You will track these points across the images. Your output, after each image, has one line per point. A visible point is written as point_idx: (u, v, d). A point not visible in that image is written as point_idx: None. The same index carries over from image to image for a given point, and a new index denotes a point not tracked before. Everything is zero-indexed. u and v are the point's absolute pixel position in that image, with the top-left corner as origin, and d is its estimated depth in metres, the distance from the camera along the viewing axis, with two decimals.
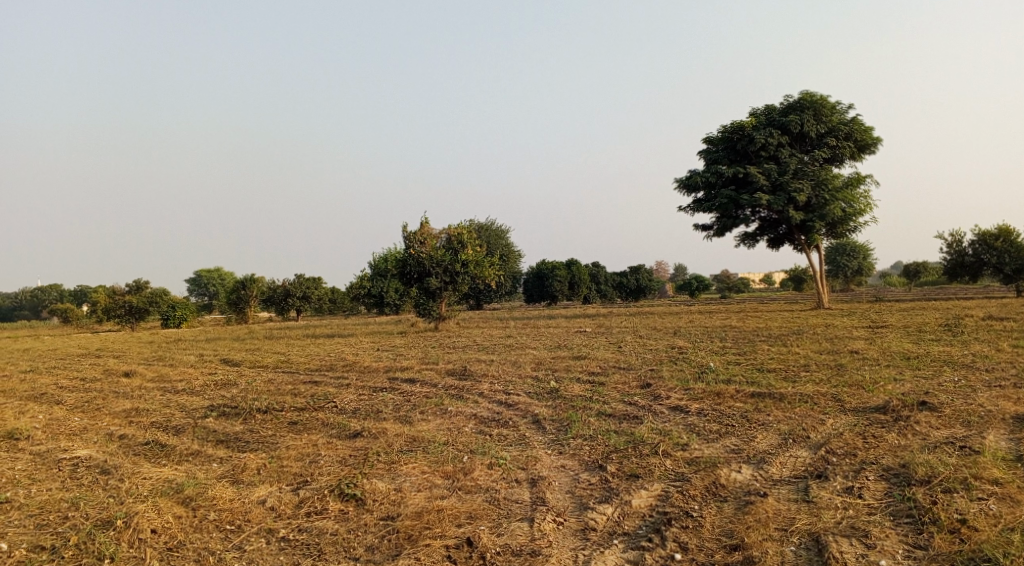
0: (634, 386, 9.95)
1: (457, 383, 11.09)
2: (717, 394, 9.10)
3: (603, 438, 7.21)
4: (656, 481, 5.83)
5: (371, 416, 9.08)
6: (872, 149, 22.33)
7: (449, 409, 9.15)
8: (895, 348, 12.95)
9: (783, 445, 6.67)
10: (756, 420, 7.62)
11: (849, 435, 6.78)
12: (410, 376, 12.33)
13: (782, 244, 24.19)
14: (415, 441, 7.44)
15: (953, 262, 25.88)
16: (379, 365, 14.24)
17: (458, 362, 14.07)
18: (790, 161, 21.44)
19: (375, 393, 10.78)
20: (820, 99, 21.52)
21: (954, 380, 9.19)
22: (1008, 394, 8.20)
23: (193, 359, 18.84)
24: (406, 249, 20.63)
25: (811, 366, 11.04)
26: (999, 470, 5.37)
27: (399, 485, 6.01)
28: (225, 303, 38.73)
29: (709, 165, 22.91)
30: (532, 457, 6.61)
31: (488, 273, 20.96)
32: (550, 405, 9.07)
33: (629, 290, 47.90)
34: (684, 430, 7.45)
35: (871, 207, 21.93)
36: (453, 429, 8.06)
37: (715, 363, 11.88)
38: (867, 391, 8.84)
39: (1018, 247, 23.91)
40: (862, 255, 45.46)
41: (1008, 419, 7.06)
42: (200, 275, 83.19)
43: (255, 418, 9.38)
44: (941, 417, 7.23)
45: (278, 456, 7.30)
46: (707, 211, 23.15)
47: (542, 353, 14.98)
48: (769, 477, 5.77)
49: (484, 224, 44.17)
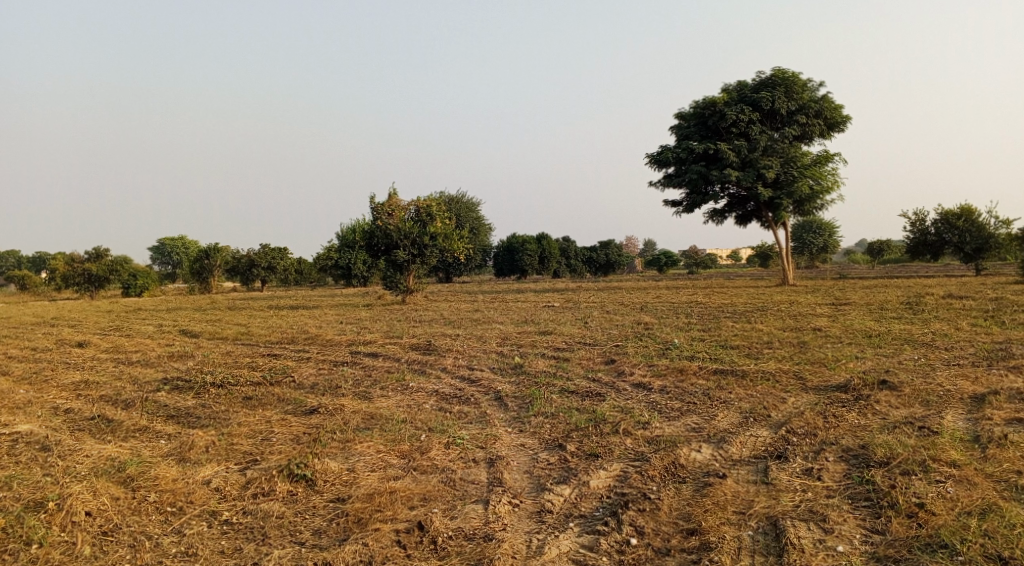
0: (598, 362, 9.87)
1: (421, 358, 10.92)
2: (681, 370, 9.06)
3: (565, 416, 7.09)
4: (615, 461, 5.73)
5: (330, 391, 8.87)
6: (841, 127, 22.43)
7: (411, 385, 8.97)
8: (858, 325, 13.09)
9: (744, 424, 6.62)
10: (718, 398, 7.57)
11: (809, 414, 6.75)
12: (373, 350, 12.12)
13: (750, 221, 24.29)
14: (373, 419, 7.26)
15: (916, 241, 26.23)
16: (343, 338, 13.97)
17: (423, 336, 13.88)
18: (760, 138, 21.43)
19: (335, 367, 10.56)
20: (791, 76, 21.44)
21: (914, 359, 9.28)
22: (967, 373, 8.28)
23: (152, 329, 18.34)
24: (373, 220, 20.24)
25: (774, 343, 11.08)
26: (957, 452, 5.36)
27: (352, 465, 5.84)
28: (188, 272, 37.90)
29: (680, 141, 22.81)
30: (490, 436, 6.46)
31: (456, 246, 20.70)
32: (513, 381, 8.94)
33: (599, 265, 48.00)
34: (645, 407, 7.37)
35: (839, 184, 22.08)
36: (413, 405, 7.89)
37: (681, 339, 11.87)
38: (829, 369, 8.88)
39: (978, 226, 24.33)
40: (827, 233, 46.12)
41: (966, 398, 7.10)
42: (164, 243, 81.53)
43: (210, 393, 9.12)
44: (901, 396, 7.25)
45: (228, 433, 7.07)
46: (676, 186, 23.10)
47: (509, 328, 14.85)
48: (729, 457, 5.71)
49: (454, 197, 43.70)
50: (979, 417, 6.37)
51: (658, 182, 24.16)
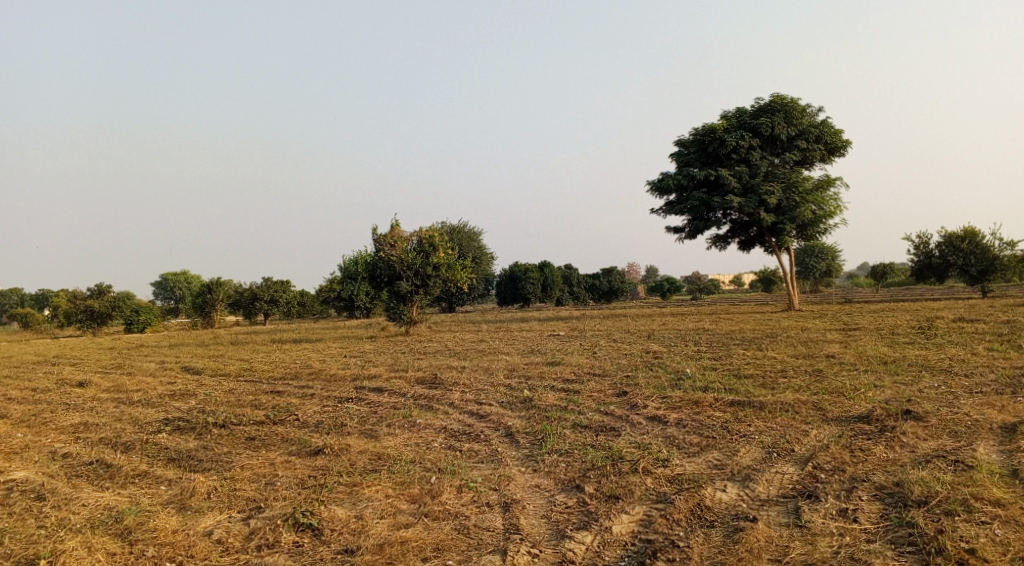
0: (609, 395, 9.57)
1: (427, 392, 10.64)
2: (696, 402, 8.77)
3: (580, 454, 6.82)
4: (638, 504, 5.47)
5: (334, 430, 8.60)
6: (842, 152, 22.36)
7: (418, 422, 8.71)
8: (871, 351, 12.78)
9: (768, 460, 6.35)
10: (737, 432, 7.30)
11: (835, 448, 6.47)
12: (378, 385, 11.83)
13: (753, 246, 24.12)
14: (380, 459, 7.00)
15: (920, 263, 26.00)
16: (347, 373, 13.71)
17: (428, 369, 13.61)
18: (761, 163, 21.34)
19: (340, 404, 10.27)
20: (791, 101, 21.38)
21: (934, 386, 8.98)
22: (992, 401, 7.97)
23: (154, 367, 18.07)
24: (376, 251, 20.09)
25: (788, 372, 10.79)
26: (1000, 489, 5.10)
27: (361, 512, 5.58)
28: (190, 307, 37.65)
29: (681, 168, 22.73)
30: (504, 476, 6.20)
31: (459, 276, 20.52)
32: (524, 416, 8.67)
33: (602, 292, 47.79)
34: (663, 443, 7.10)
35: (842, 209, 21.94)
36: (421, 444, 7.63)
37: (692, 369, 11.59)
38: (848, 399, 8.58)
39: (983, 248, 24.15)
40: (830, 257, 45.95)
41: (996, 428, 6.81)
42: (166, 279, 81.50)
43: (212, 434, 8.86)
44: (928, 427, 6.97)
45: (230, 479, 6.82)
46: (678, 213, 22.98)
47: (515, 359, 14.58)
48: (756, 497, 5.45)
49: (457, 227, 43.61)
50: (1013, 448, 6.07)
51: (660, 209, 24.04)
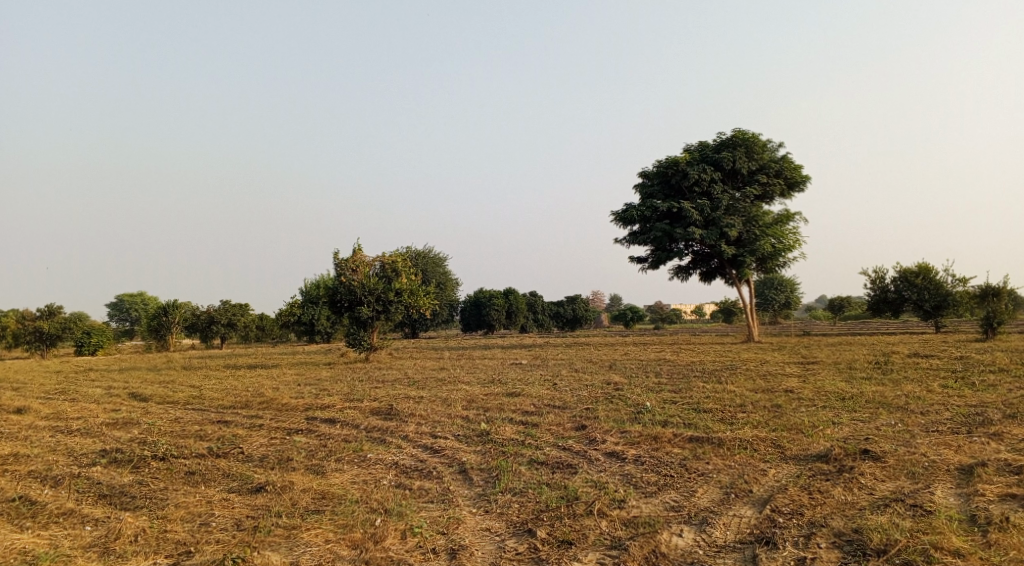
0: (568, 429, 9.35)
1: (381, 424, 10.29)
2: (655, 437, 8.60)
3: (535, 493, 6.56)
4: (590, 550, 5.34)
5: (280, 465, 8.21)
6: (802, 187, 22.72)
7: (368, 456, 8.38)
8: (829, 386, 12.80)
9: (725, 501, 6.18)
10: (695, 470, 7.15)
11: (794, 490, 6.33)
12: (330, 415, 11.41)
13: (714, 278, 24.29)
14: (324, 499, 6.72)
15: (876, 298, 26.43)
16: (300, 402, 13.24)
17: (384, 399, 13.23)
18: (722, 197, 21.56)
19: (288, 436, 9.86)
20: (752, 137, 21.71)
21: (890, 424, 8.96)
22: (948, 440, 7.93)
23: (99, 393, 17.30)
24: (337, 275, 19.70)
25: (747, 406, 10.70)
26: (959, 538, 4.99)
27: (296, 558, 5.58)
28: (144, 330, 36.47)
29: (644, 199, 22.86)
30: (452, 519, 5.98)
31: (422, 302, 20.22)
32: (479, 451, 8.38)
33: (567, 320, 48.14)
34: (621, 481, 6.88)
35: (801, 243, 22.27)
36: (369, 482, 7.31)
37: (652, 402, 11.43)
38: (806, 436, 8.49)
39: (936, 283, 24.70)
40: (789, 290, 47.39)
41: (954, 470, 6.71)
42: (122, 300, 79.50)
43: (149, 468, 8.39)
44: (886, 468, 6.87)
45: (163, 518, 6.46)
46: (641, 244, 23.05)
47: (475, 389, 14.27)
48: (713, 543, 5.32)
49: (422, 252, 43.27)
50: (971, 491, 5.95)
51: (624, 239, 24.13)
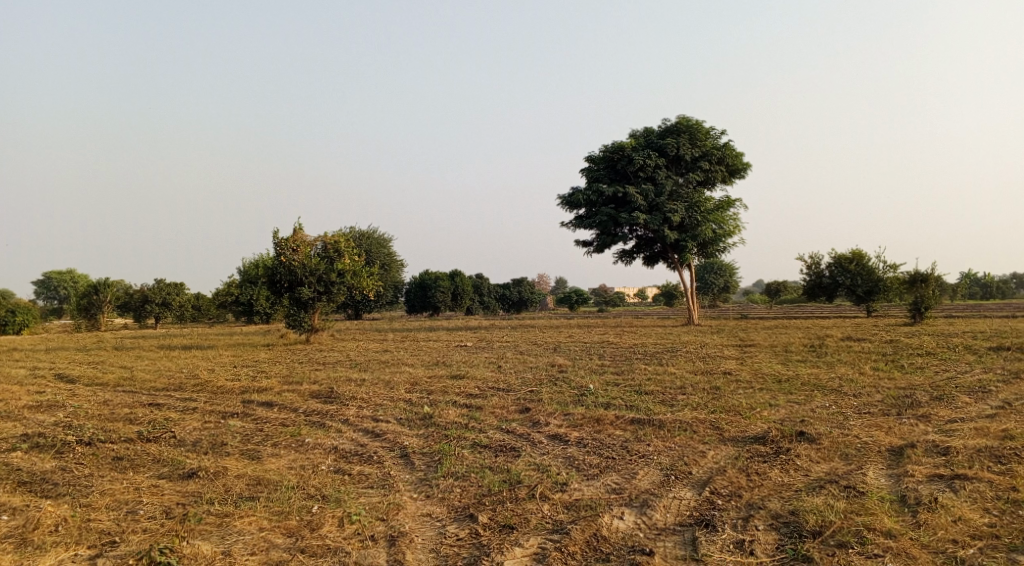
0: (512, 412, 9.30)
1: (321, 407, 10.05)
2: (597, 420, 8.62)
3: (477, 477, 6.48)
4: (532, 535, 5.30)
5: (213, 450, 7.94)
6: (742, 174, 23.14)
7: (307, 441, 8.16)
8: (767, 369, 13.09)
9: (665, 484, 6.22)
10: (636, 452, 7.18)
11: (732, 471, 6.42)
12: (268, 398, 11.09)
13: (657, 262, 24.59)
14: (260, 485, 6.52)
15: (812, 283, 27.21)
16: (237, 385, 12.86)
17: (325, 382, 12.94)
18: (666, 182, 21.78)
19: (223, 420, 9.54)
20: (695, 123, 21.99)
21: (825, 406, 9.19)
22: (879, 422, 8.16)
23: (21, 374, 16.44)
24: (276, 255, 19.05)
25: (687, 389, 10.86)
26: (891, 519, 5.12)
27: (229, 548, 5.41)
28: (74, 308, 34.82)
29: (590, 183, 22.93)
30: (392, 505, 5.88)
31: (366, 283, 19.91)
32: (421, 435, 8.25)
33: (512, 302, 48.80)
34: (563, 464, 6.87)
35: (740, 229, 22.72)
36: (307, 467, 7.12)
37: (595, 384, 11.48)
38: (744, 418, 8.65)
39: (869, 269, 25.55)
40: (728, 274, 48.43)
41: (884, 452, 6.90)
42: (50, 277, 75.88)
43: (74, 453, 8.00)
44: (821, 449, 7.04)
45: (86, 507, 6.14)
46: (587, 227, 23.13)
47: (419, 371, 14.10)
48: (653, 525, 5.36)
49: (365, 232, 42.51)
50: (901, 472, 6.12)
51: (569, 223, 24.18)
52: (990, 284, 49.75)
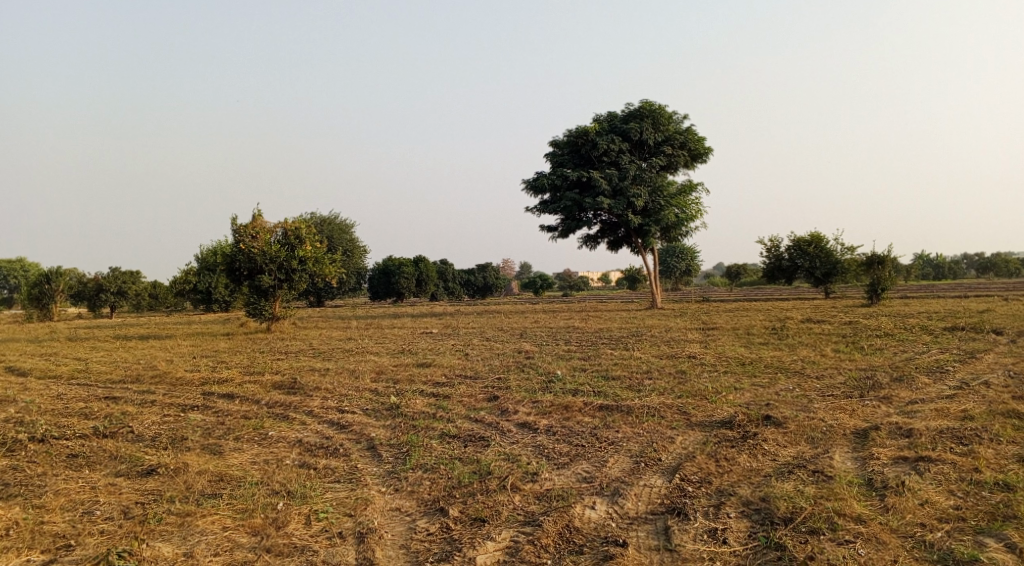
0: (480, 400, 9.22)
1: (284, 399, 9.85)
2: (566, 407, 8.58)
3: (446, 469, 6.39)
4: (504, 528, 5.24)
5: (173, 445, 7.71)
6: (704, 158, 23.30)
7: (270, 434, 7.97)
8: (730, 352, 13.23)
9: (636, 471, 6.21)
10: (605, 439, 7.16)
11: (701, 457, 6.44)
12: (229, 390, 10.83)
13: (621, 246, 24.68)
14: (222, 481, 6.34)
15: (772, 265, 27.62)
16: (196, 376, 12.53)
17: (287, 372, 12.69)
18: (629, 166, 21.81)
19: (183, 413, 9.28)
20: (658, 108, 21.99)
21: (789, 389, 9.31)
22: (843, 405, 8.27)
23: None
24: (235, 242, 18.60)
25: (653, 373, 10.90)
26: (860, 504, 5.18)
27: (192, 549, 5.25)
28: (23, 298, 33.22)
29: (554, 168, 22.82)
30: (361, 500, 5.78)
31: (328, 270, 19.60)
32: (388, 426, 8.12)
33: (476, 287, 48.89)
34: (533, 453, 6.82)
35: (703, 213, 22.92)
36: (272, 461, 6.95)
37: (562, 370, 11.46)
38: (710, 402, 8.70)
39: (826, 252, 26.01)
40: (689, 257, 48.91)
41: (850, 435, 6.99)
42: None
43: (25, 451, 7.68)
44: (787, 433, 7.10)
45: (39, 508, 5.90)
46: (551, 212, 23.08)
47: (384, 360, 13.93)
48: (625, 515, 5.34)
49: (326, 218, 41.91)
50: (866, 455, 6.21)
51: (534, 208, 24.09)
52: (941, 265, 51.14)
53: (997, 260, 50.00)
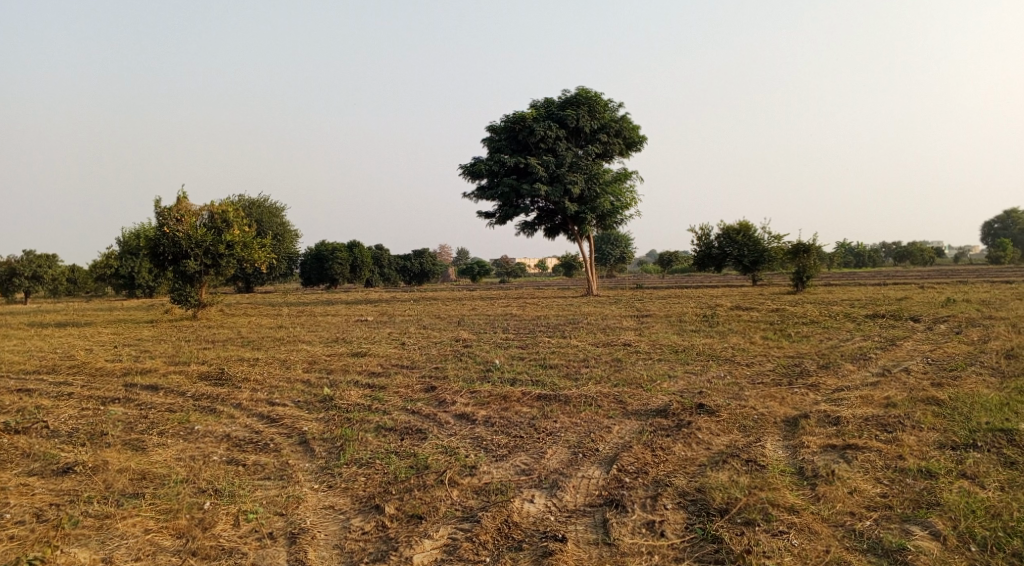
0: (416, 391, 9.06)
1: (211, 390, 9.46)
2: (504, 397, 8.51)
3: (381, 464, 6.23)
4: (441, 525, 5.15)
5: (92, 440, 7.29)
6: (639, 147, 23.58)
7: (196, 428, 7.62)
8: (664, 339, 13.45)
9: (574, 462, 6.20)
10: (543, 430, 7.13)
11: (638, 447, 6.47)
12: (152, 381, 10.33)
13: (557, 234, 24.76)
14: (144, 479, 6.02)
15: (702, 253, 28.22)
16: (117, 366, 11.91)
17: (215, 362, 12.22)
18: (566, 154, 21.84)
19: (103, 407, 8.79)
20: (594, 95, 22.06)
21: (721, 377, 9.49)
22: (773, 392, 8.48)
23: None
24: (158, 226, 17.77)
25: (590, 361, 10.95)
26: (793, 495, 5.29)
27: (111, 555, 4.97)
28: None
29: (492, 154, 22.64)
30: (292, 498, 5.59)
31: (257, 255, 18.96)
32: (321, 419, 7.88)
33: (413, 274, 48.42)
34: (471, 446, 6.72)
35: (637, 201, 23.23)
36: (198, 457, 6.64)
37: (500, 359, 11.39)
38: (646, 390, 8.78)
39: (754, 240, 26.75)
40: (623, 245, 49.79)
41: (780, 422, 7.17)
42: None
43: None
44: (721, 421, 7.22)
45: None
46: (489, 198, 22.91)
47: (317, 349, 13.57)
48: (564, 508, 5.32)
49: (255, 202, 40.58)
50: (796, 443, 6.37)
51: (471, 194, 23.90)
52: (861, 254, 53.41)
53: (912, 249, 52.45)
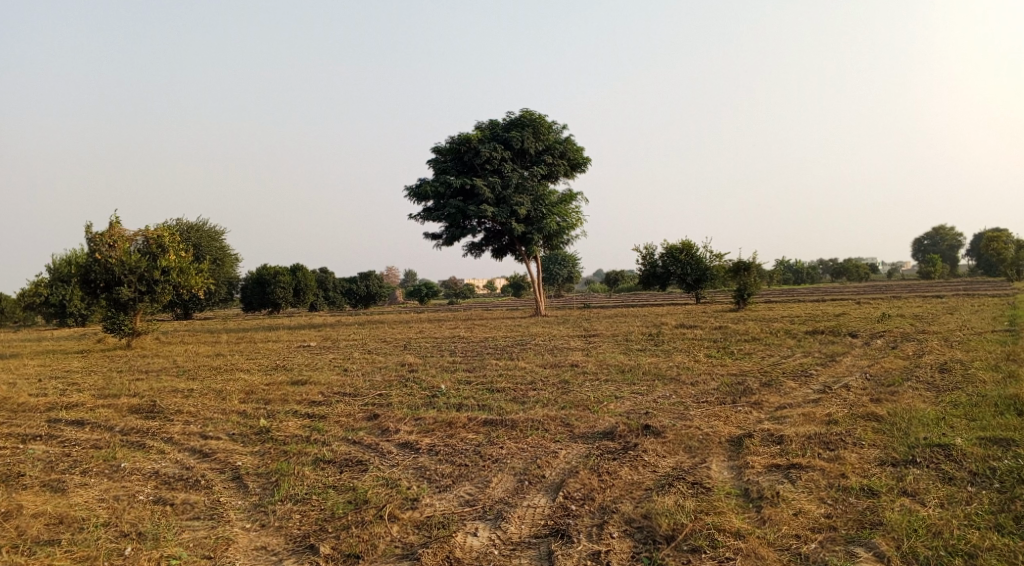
0: (358, 420, 8.76)
1: (141, 424, 8.97)
2: (449, 424, 8.29)
3: (318, 499, 5.94)
4: None
5: (6, 483, 6.78)
6: (583, 168, 23.78)
7: (122, 466, 7.18)
8: (611, 360, 13.40)
9: (519, 490, 6.03)
10: (488, 457, 6.94)
11: (584, 472, 6.35)
12: (78, 416, 9.73)
13: (505, 254, 24.70)
14: (61, 524, 5.61)
15: (647, 272, 28.54)
16: (40, 401, 11.22)
17: (147, 394, 11.62)
18: (512, 175, 21.85)
19: (21, 445, 8.22)
20: (539, 117, 22.17)
21: (667, 397, 9.47)
22: (717, 411, 8.49)
23: None
24: (89, 252, 17.03)
25: (537, 384, 10.81)
26: (738, 518, 5.24)
27: None
28: None
29: (437, 175, 22.47)
30: (221, 540, 5.28)
31: (195, 281, 18.29)
32: (257, 453, 7.52)
33: (358, 297, 47.67)
34: (413, 477, 6.49)
35: (583, 221, 23.38)
36: (122, 497, 6.24)
37: (446, 384, 11.14)
38: (593, 412, 8.68)
39: (697, 259, 27.20)
40: (571, 265, 50.05)
41: (725, 442, 7.14)
42: None
43: None
44: (667, 443, 7.16)
45: None
46: (435, 220, 22.72)
47: (255, 377, 13.08)
48: (508, 540, 5.15)
49: (193, 226, 39.39)
50: (741, 463, 6.33)
51: (418, 215, 23.68)
52: (800, 271, 55.00)
53: (848, 266, 54.23)
